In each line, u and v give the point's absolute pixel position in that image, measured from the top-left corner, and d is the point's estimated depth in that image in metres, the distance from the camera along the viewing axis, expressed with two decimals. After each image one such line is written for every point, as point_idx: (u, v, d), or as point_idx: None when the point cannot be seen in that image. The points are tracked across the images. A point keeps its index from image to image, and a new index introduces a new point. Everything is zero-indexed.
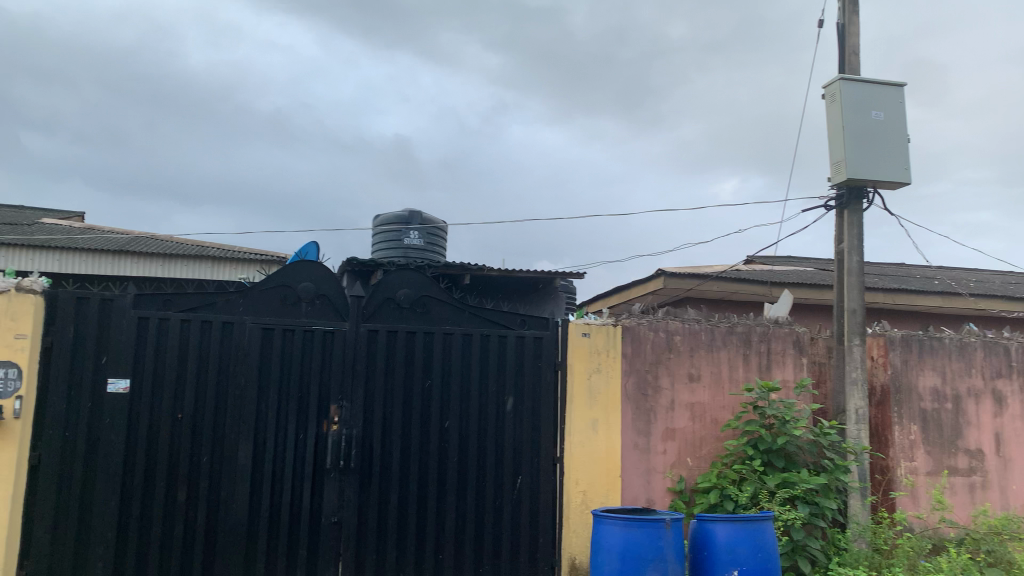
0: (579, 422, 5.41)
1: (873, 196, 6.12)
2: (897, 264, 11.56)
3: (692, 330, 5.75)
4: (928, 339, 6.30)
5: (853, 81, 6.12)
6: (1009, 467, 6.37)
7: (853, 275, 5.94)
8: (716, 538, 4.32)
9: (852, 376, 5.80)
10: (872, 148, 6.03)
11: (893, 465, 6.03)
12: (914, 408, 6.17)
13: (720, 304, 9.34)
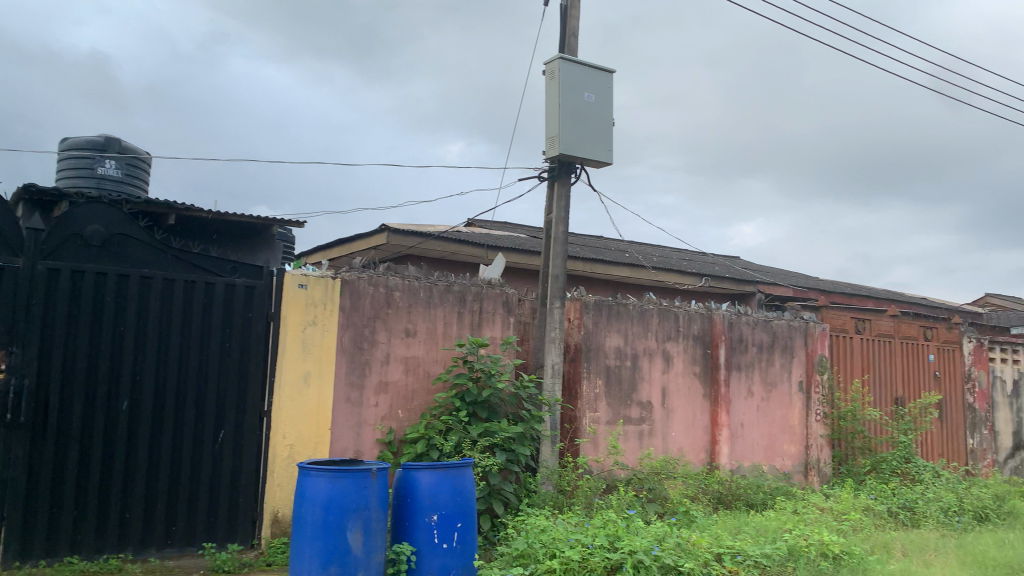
0: (290, 374, 5.26)
1: (581, 172, 6.67)
2: (596, 236, 12.75)
3: (410, 287, 5.87)
4: (616, 304, 7.07)
5: (570, 62, 6.59)
6: (671, 417, 7.39)
7: (559, 242, 6.46)
8: (419, 486, 4.52)
9: (552, 335, 6.33)
10: (582, 127, 6.57)
11: (579, 415, 6.71)
12: (600, 364, 6.91)
13: (439, 263, 9.65)
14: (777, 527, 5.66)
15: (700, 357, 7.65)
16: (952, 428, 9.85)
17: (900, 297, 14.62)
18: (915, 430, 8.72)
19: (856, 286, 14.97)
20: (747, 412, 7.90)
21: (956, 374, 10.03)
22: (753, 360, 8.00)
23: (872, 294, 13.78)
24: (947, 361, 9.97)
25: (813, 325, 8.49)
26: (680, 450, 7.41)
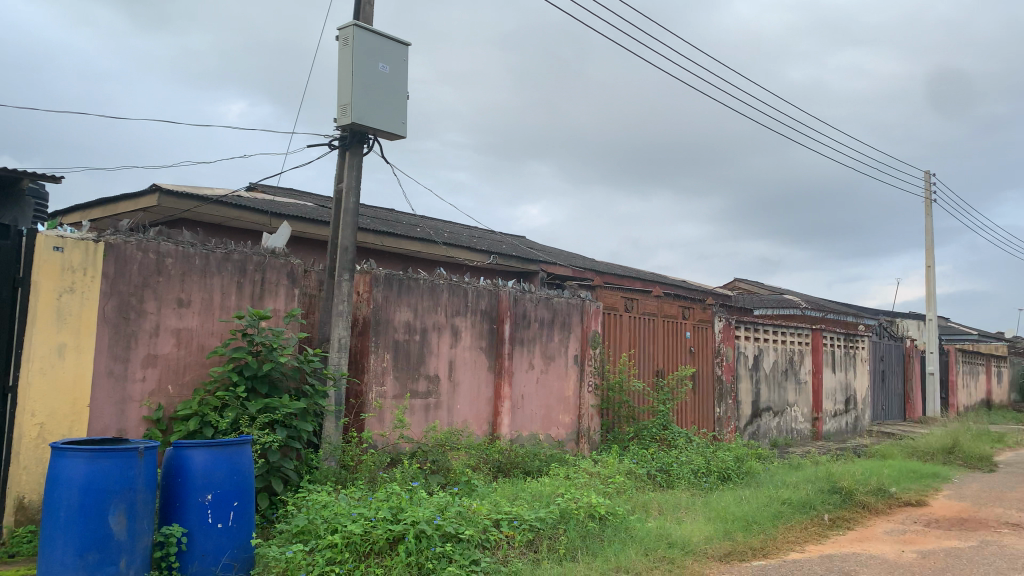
0: (40, 346, 4.73)
1: (373, 143, 6.58)
2: (386, 209, 12.64)
3: (185, 253, 5.49)
4: (405, 278, 7.07)
5: (365, 30, 6.45)
6: (456, 390, 7.55)
7: (349, 214, 6.35)
8: (191, 465, 4.28)
9: (339, 308, 6.22)
10: (375, 97, 6.47)
11: (365, 390, 6.67)
12: (388, 338, 6.89)
13: (217, 229, 9.10)
14: (550, 492, 5.99)
15: (485, 332, 7.87)
16: (703, 397, 10.95)
17: (664, 279, 15.94)
18: (674, 400, 9.60)
19: (627, 267, 16.10)
20: (527, 385, 8.26)
21: (708, 349, 11.14)
22: (534, 335, 8.37)
23: (640, 275, 14.90)
24: (701, 338, 11.05)
25: (589, 303, 9.03)
26: (463, 422, 7.59)
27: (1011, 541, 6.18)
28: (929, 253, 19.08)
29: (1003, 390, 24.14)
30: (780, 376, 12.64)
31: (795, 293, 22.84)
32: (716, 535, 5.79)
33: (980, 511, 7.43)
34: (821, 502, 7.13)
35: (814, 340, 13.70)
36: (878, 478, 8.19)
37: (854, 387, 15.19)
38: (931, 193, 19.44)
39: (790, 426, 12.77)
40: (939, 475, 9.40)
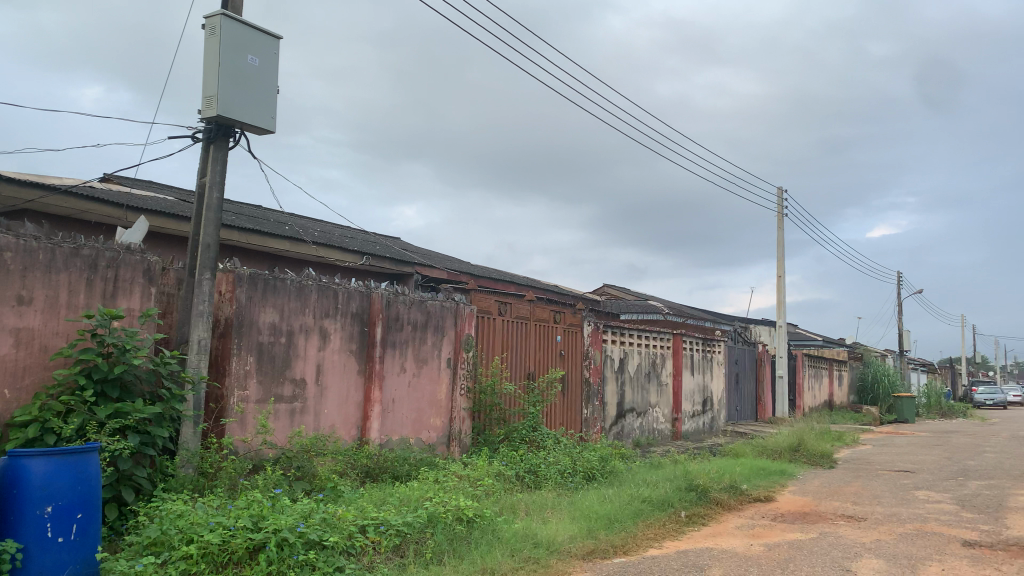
0: None
1: (240, 137, 6.34)
2: (253, 205, 12.21)
3: (26, 247, 5.10)
4: (272, 279, 6.86)
5: (233, 20, 6.22)
6: (323, 394, 7.38)
7: (212, 210, 6.11)
8: (29, 475, 3.97)
9: (200, 308, 5.95)
10: (243, 90, 6.24)
11: (227, 393, 6.41)
12: (251, 340, 6.66)
13: (66, 221, 8.51)
14: (418, 496, 5.97)
15: (355, 335, 7.74)
16: (571, 399, 11.20)
17: (536, 283, 16.21)
18: (543, 402, 9.79)
19: (500, 271, 16.27)
20: (398, 388, 8.19)
21: (577, 352, 11.42)
22: (406, 337, 8.31)
23: (513, 279, 15.09)
24: (570, 341, 11.30)
25: (463, 306, 9.06)
26: (330, 427, 7.42)
27: (846, 531, 6.70)
28: (780, 264, 20.38)
29: (842, 392, 26.10)
30: (643, 378, 13.13)
31: (659, 299, 23.81)
32: (580, 533, 5.95)
33: (819, 505, 8.01)
34: (678, 499, 7.47)
35: (675, 344, 14.32)
36: (731, 475, 8.67)
37: (711, 389, 15.99)
38: (782, 207, 20.78)
39: (652, 426, 13.29)
40: (785, 471, 10.06)
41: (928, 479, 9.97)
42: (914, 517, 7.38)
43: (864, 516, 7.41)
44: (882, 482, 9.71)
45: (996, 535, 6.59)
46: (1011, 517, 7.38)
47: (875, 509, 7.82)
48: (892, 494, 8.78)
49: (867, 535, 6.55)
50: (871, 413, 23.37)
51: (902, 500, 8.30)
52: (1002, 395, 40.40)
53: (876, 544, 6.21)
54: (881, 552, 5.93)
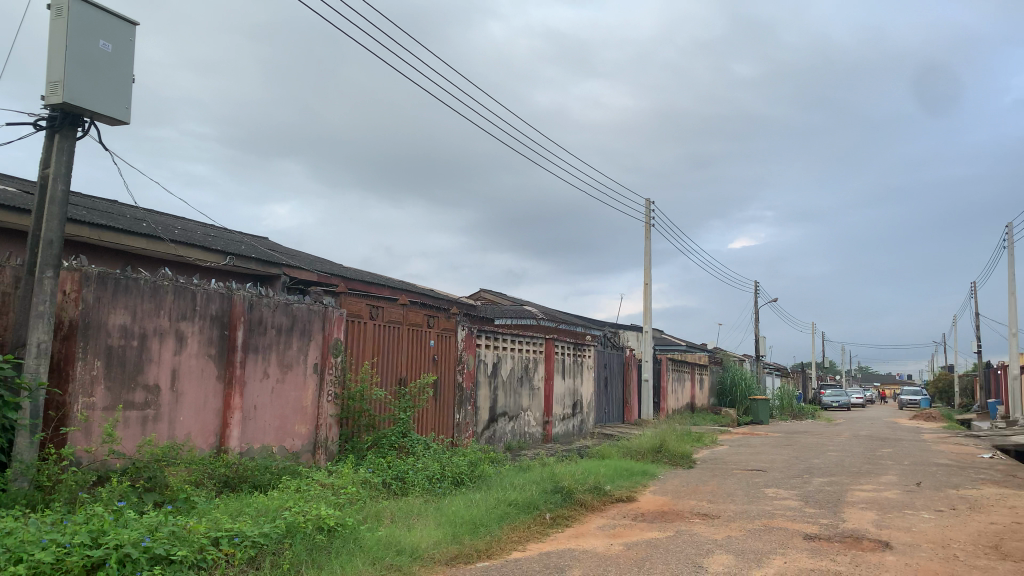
0: None
1: (89, 127, 5.95)
2: (107, 201, 11.49)
3: None
4: (123, 278, 6.48)
5: (83, 2, 5.84)
6: (179, 401, 7.01)
7: (55, 204, 5.70)
8: None
9: (39, 308, 5.53)
10: (94, 76, 5.85)
11: (70, 400, 5.98)
12: (99, 343, 6.25)
13: None
14: (278, 506, 5.77)
15: (215, 339, 7.41)
16: (443, 404, 11.16)
17: (410, 288, 16.07)
18: (413, 408, 9.71)
19: (374, 274, 16.04)
20: (261, 394, 7.90)
21: (450, 357, 11.40)
22: (269, 342, 8.03)
23: (387, 283, 14.91)
24: (443, 346, 11.27)
25: (332, 310, 8.85)
26: (186, 435, 7.06)
27: (700, 529, 7.01)
28: (648, 272, 21.14)
29: (703, 395, 27.37)
30: (516, 383, 13.27)
31: (533, 304, 24.17)
32: (444, 539, 5.93)
33: (677, 504, 8.35)
34: (544, 502, 7.60)
35: (548, 349, 14.57)
36: (595, 477, 8.90)
37: (581, 393, 16.37)
38: (650, 218, 21.57)
39: (523, 430, 13.45)
40: (647, 472, 10.42)
41: (777, 477, 10.60)
42: (763, 513, 7.82)
43: (717, 513, 7.78)
44: (735, 480, 10.24)
45: (834, 527, 7.09)
46: (847, 511, 7.96)
47: (727, 506, 8.23)
48: (744, 491, 9.27)
49: (719, 532, 6.88)
50: (729, 414, 24.62)
51: (752, 498, 8.77)
52: (845, 397, 43.55)
53: (727, 540, 6.54)
54: (731, 547, 6.25)
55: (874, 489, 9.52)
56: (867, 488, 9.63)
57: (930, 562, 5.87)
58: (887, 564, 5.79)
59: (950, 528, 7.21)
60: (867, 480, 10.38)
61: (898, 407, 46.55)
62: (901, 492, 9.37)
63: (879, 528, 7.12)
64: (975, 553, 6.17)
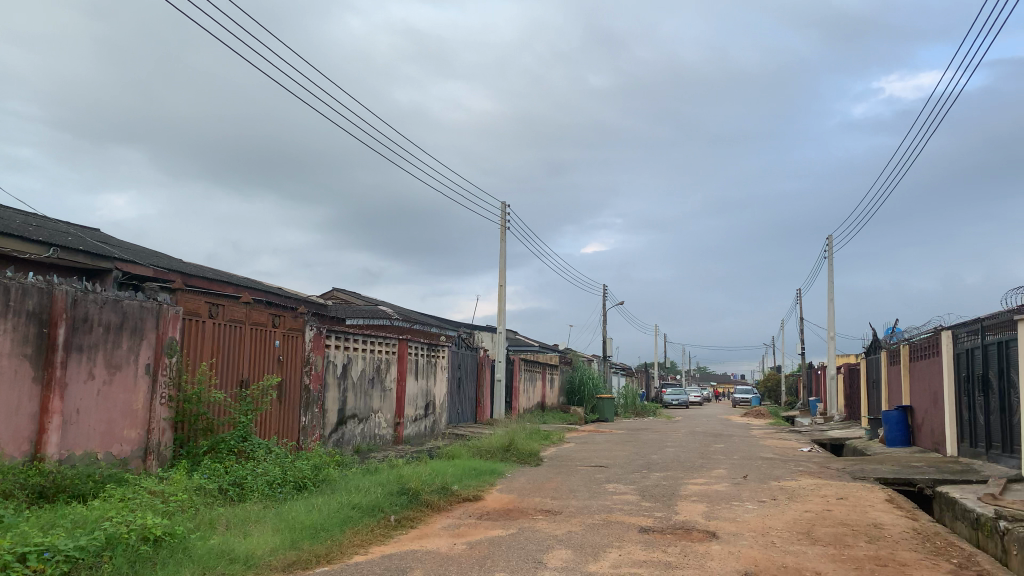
0: None
1: None
2: None
3: None
4: None
5: None
6: None
7: None
8: None
9: None
10: None
11: None
12: None
13: None
14: (98, 517, 5.39)
15: (31, 338, 6.82)
16: (288, 407, 10.80)
17: (257, 286, 15.46)
18: (255, 410, 9.36)
19: (218, 271, 15.32)
20: (83, 397, 7.35)
21: (296, 358, 11.05)
22: (94, 341, 7.48)
23: (231, 281, 14.28)
24: (289, 347, 10.92)
25: (166, 307, 8.36)
26: None
27: (543, 525, 7.17)
28: (502, 274, 21.41)
29: (554, 394, 28.04)
30: (366, 384, 13.06)
31: (387, 303, 23.89)
32: (281, 545, 5.74)
33: (522, 502, 8.51)
34: (388, 503, 7.53)
35: (401, 350, 14.44)
36: (443, 477, 8.90)
37: (433, 394, 16.33)
38: (506, 220, 21.87)
39: (373, 432, 13.25)
40: (495, 471, 10.55)
41: (618, 473, 11.03)
42: (602, 508, 8.11)
43: (560, 510, 7.99)
44: (579, 477, 10.56)
45: (666, 520, 7.46)
46: (680, 504, 8.40)
47: (570, 502, 8.47)
48: (587, 488, 9.58)
49: (560, 528, 7.07)
50: (578, 413, 25.38)
51: (594, 493, 9.08)
52: (685, 395, 45.96)
53: (567, 535, 6.73)
54: (570, 542, 6.43)
55: (706, 483, 10.10)
56: (700, 482, 10.20)
57: (750, 549, 6.29)
58: (712, 553, 6.15)
59: (770, 516, 7.77)
60: (700, 473, 11.00)
61: (732, 404, 49.66)
62: (729, 484, 10.00)
63: (708, 519, 7.56)
64: (790, 539, 6.68)
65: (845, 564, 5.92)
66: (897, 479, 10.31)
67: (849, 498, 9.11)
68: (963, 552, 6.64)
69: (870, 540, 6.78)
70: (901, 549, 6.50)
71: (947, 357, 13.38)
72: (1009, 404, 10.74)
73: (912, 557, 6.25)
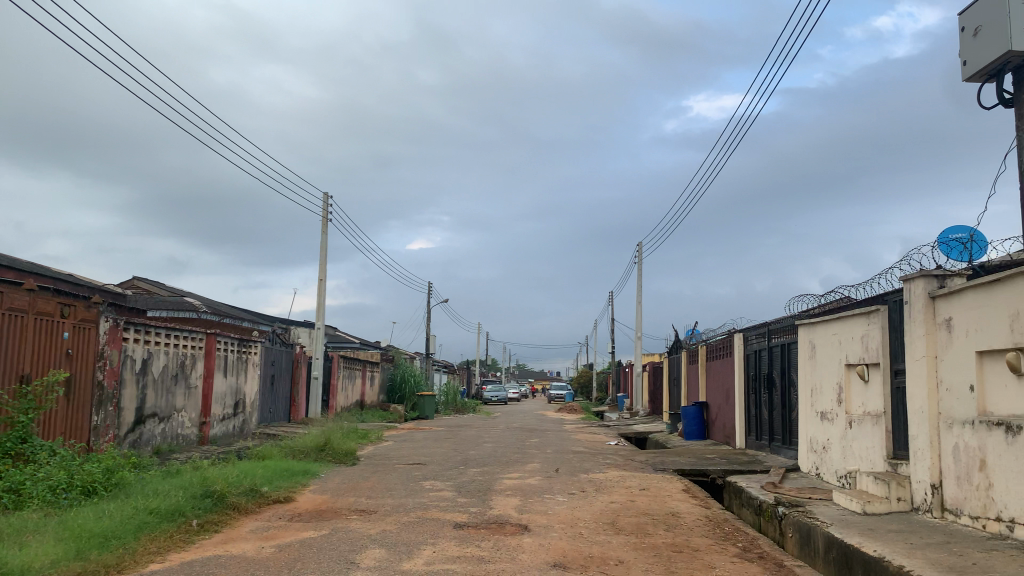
0: None
1: None
2: None
3: None
4: None
5: None
6: None
7: None
8: None
9: None
10: None
11: None
12: None
13: None
14: None
15: None
16: (78, 405, 9.85)
17: (44, 272, 14.03)
18: (38, 409, 8.48)
19: None
20: None
21: (89, 352, 10.13)
22: None
23: (13, 265, 12.85)
24: (81, 340, 9.99)
25: None
26: None
27: (357, 525, 7.03)
28: (322, 267, 20.83)
29: (373, 392, 27.66)
30: (168, 381, 12.21)
31: (196, 295, 22.51)
32: (64, 556, 5.23)
33: (336, 501, 8.31)
34: (190, 508, 7.08)
35: (208, 345, 13.64)
36: (252, 478, 8.50)
37: (244, 392, 15.57)
38: (328, 213, 21.29)
39: (175, 432, 12.42)
40: (308, 471, 10.22)
41: (435, 470, 11.06)
42: (418, 505, 8.09)
43: (374, 508, 7.88)
44: (396, 475, 10.48)
45: (481, 515, 7.56)
46: (495, 499, 8.55)
47: (385, 501, 8.38)
48: (403, 485, 9.52)
49: (375, 527, 6.96)
50: (397, 410, 25.19)
51: (410, 491, 9.04)
52: (504, 392, 46.97)
53: (381, 534, 6.65)
54: (384, 541, 6.36)
55: (520, 477, 10.36)
56: (514, 476, 10.44)
57: (560, 541, 6.52)
58: (523, 546, 6.31)
59: (579, 509, 8.09)
60: (514, 469, 11.26)
61: (547, 400, 51.38)
62: (542, 479, 10.32)
63: (521, 513, 7.76)
64: (596, 530, 7.00)
65: (645, 551, 6.28)
66: (694, 470, 11.09)
67: (651, 488, 9.69)
68: (747, 536, 7.26)
69: (668, 528, 7.24)
70: (694, 536, 6.99)
71: (738, 356, 14.57)
72: (789, 400, 11.88)
73: (705, 543, 6.74)
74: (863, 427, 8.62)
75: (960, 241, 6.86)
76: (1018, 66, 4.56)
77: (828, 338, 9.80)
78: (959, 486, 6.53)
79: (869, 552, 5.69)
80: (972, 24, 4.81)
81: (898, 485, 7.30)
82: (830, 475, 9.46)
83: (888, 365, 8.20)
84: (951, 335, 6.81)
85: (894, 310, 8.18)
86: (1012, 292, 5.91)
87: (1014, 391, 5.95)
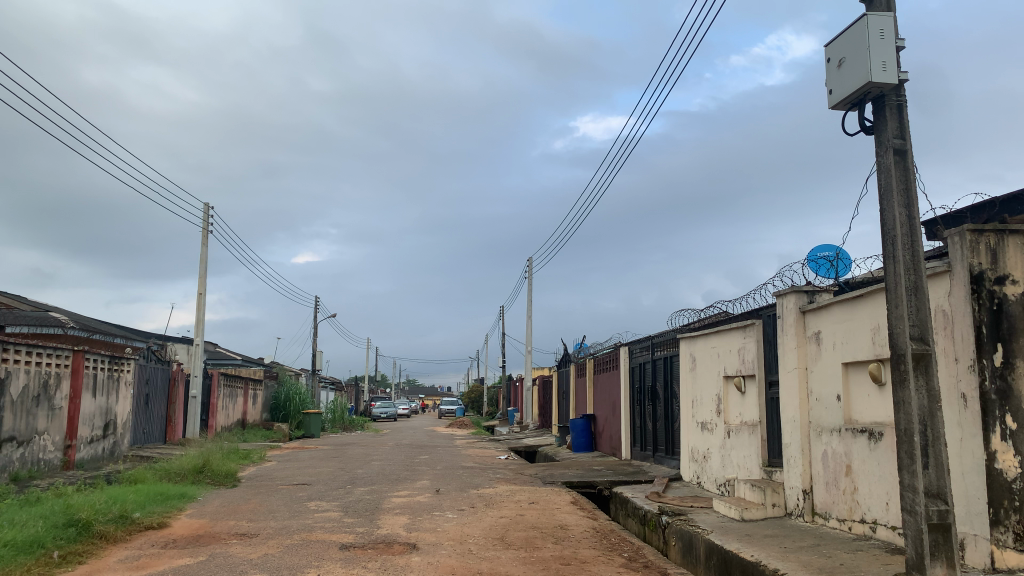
0: None
1: None
2: None
3: None
4: None
5: None
6: None
7: None
8: None
9: None
10: None
11: None
12: None
13: None
14: None
15: None
16: None
17: None
18: None
19: None
20: None
21: None
22: None
23: None
24: None
25: None
26: None
27: (236, 550, 6.72)
28: (201, 280, 19.97)
29: (257, 410, 26.74)
30: (30, 403, 11.29)
31: (61, 309, 21.07)
32: None
33: (214, 526, 7.93)
34: (51, 538, 6.57)
35: (76, 362, 12.80)
36: (121, 505, 7.96)
37: (115, 411, 14.67)
38: (208, 224, 20.47)
39: (36, 456, 11.50)
40: (185, 495, 9.70)
41: (320, 490, 10.70)
42: (301, 527, 7.81)
43: (255, 532, 7.55)
44: (279, 496, 10.10)
45: (367, 536, 7.37)
46: (383, 518, 8.40)
47: (267, 524, 8.05)
48: (286, 507, 9.19)
49: (256, 551, 6.67)
50: (281, 429, 24.48)
51: (293, 513, 8.73)
52: (394, 408, 46.42)
53: (262, 558, 6.38)
54: (265, 566, 6.10)
55: (409, 495, 10.21)
56: (403, 494, 10.26)
57: (448, 558, 6.45)
58: (411, 565, 6.20)
59: (468, 525, 8.04)
60: (403, 486, 11.06)
61: (437, 417, 51.23)
62: (431, 495, 10.19)
63: (409, 531, 7.63)
64: (485, 546, 6.97)
65: (533, 565, 6.29)
66: (581, 482, 11.26)
67: (538, 502, 9.76)
68: (632, 547, 7.41)
69: (557, 541, 7.30)
70: (582, 548, 7.09)
71: (624, 369, 14.94)
72: (671, 411, 12.26)
73: (591, 554, 6.83)
74: (740, 436, 8.98)
75: (827, 259, 7.29)
76: (877, 96, 4.89)
77: (706, 351, 10.21)
78: (828, 491, 6.90)
79: (746, 557, 5.92)
80: (838, 55, 5.11)
81: (773, 491, 7.63)
82: (709, 483, 9.81)
83: (763, 377, 8.59)
84: (819, 347, 7.20)
85: (767, 325, 8.62)
86: (873, 307, 6.31)
87: (876, 400, 6.35)
